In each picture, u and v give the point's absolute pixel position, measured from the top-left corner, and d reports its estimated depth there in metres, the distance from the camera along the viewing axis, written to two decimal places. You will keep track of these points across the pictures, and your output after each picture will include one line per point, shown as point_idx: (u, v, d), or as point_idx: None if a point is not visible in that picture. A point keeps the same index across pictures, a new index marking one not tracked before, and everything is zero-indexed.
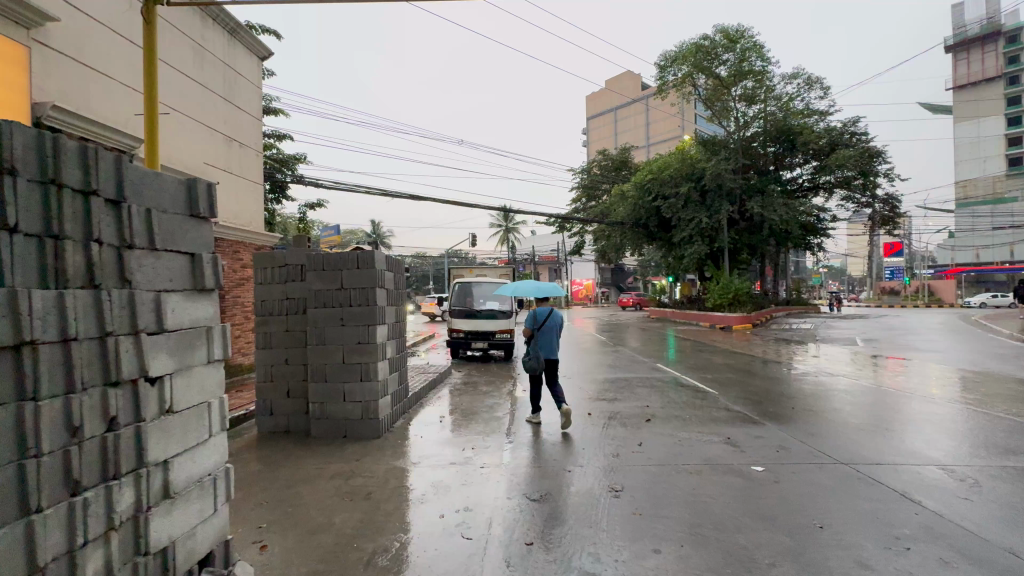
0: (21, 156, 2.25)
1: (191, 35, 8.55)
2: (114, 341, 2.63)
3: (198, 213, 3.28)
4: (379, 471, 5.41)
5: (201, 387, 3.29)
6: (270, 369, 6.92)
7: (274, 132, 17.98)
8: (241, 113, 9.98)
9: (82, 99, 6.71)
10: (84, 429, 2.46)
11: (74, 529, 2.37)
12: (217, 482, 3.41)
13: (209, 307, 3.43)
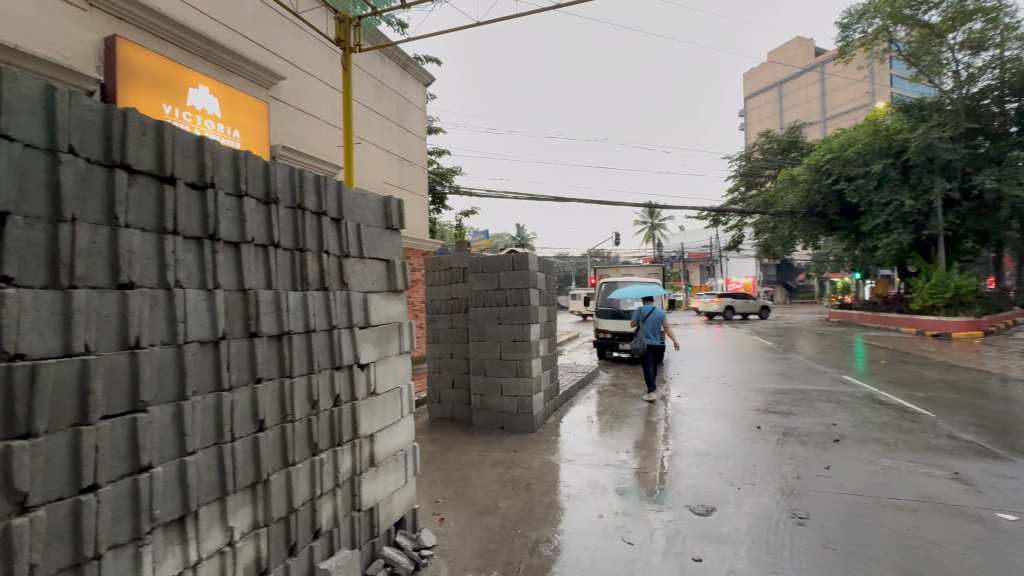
0: (281, 186, 2.89)
1: (373, 74, 10.01)
2: (337, 333, 3.22)
3: (392, 225, 3.85)
4: (535, 464, 5.65)
5: (396, 373, 3.85)
6: (438, 362, 7.73)
7: (435, 149, 20.07)
8: (410, 135, 11.35)
9: (301, 138, 8.37)
10: (320, 402, 3.07)
11: (314, 482, 2.97)
12: (407, 457, 3.95)
13: (401, 305, 3.99)
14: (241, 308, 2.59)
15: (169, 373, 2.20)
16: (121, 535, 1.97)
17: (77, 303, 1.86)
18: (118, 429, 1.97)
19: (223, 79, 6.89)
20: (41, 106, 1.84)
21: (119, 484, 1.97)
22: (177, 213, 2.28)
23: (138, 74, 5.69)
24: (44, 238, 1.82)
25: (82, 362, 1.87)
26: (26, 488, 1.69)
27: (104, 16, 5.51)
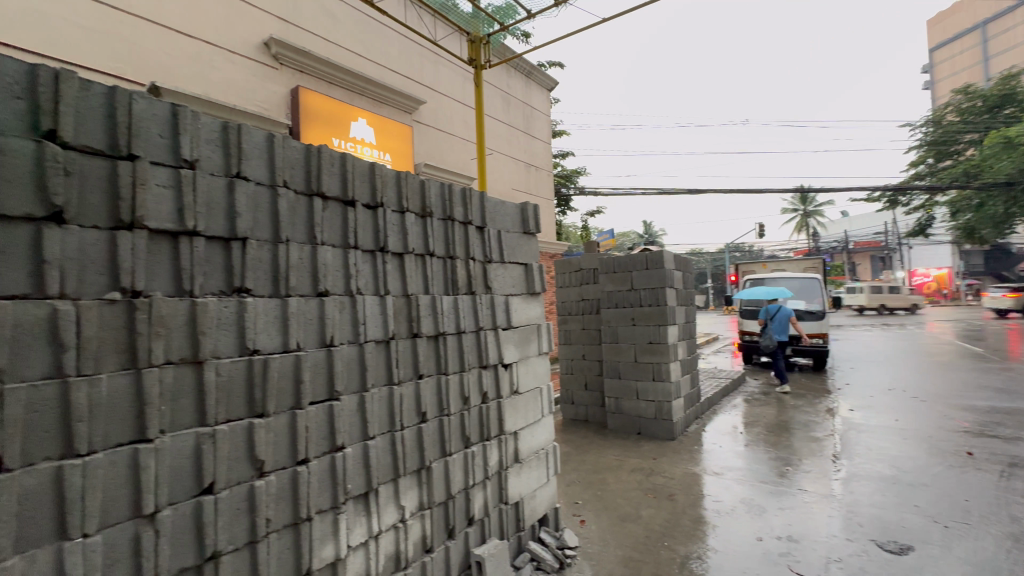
0: (436, 200, 3.17)
1: (501, 87, 10.48)
2: (484, 334, 3.43)
3: (529, 229, 3.98)
4: (677, 474, 5.33)
5: (536, 373, 3.97)
6: (570, 363, 7.76)
7: (559, 152, 20.26)
8: (537, 141, 11.61)
9: (440, 154, 9.12)
10: (471, 398, 3.29)
11: (467, 472, 3.19)
12: (548, 456, 4.03)
13: (539, 307, 4.10)
14: (405, 311, 2.90)
15: (354, 367, 2.56)
16: (324, 503, 2.35)
17: (290, 308, 2.27)
18: (320, 414, 2.36)
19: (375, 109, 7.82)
20: (265, 150, 2.28)
21: (323, 459, 2.35)
22: (356, 230, 2.64)
23: (315, 114, 6.76)
24: (268, 256, 2.24)
25: (295, 357, 2.27)
26: (263, 457, 2.11)
27: (291, 72, 6.66)
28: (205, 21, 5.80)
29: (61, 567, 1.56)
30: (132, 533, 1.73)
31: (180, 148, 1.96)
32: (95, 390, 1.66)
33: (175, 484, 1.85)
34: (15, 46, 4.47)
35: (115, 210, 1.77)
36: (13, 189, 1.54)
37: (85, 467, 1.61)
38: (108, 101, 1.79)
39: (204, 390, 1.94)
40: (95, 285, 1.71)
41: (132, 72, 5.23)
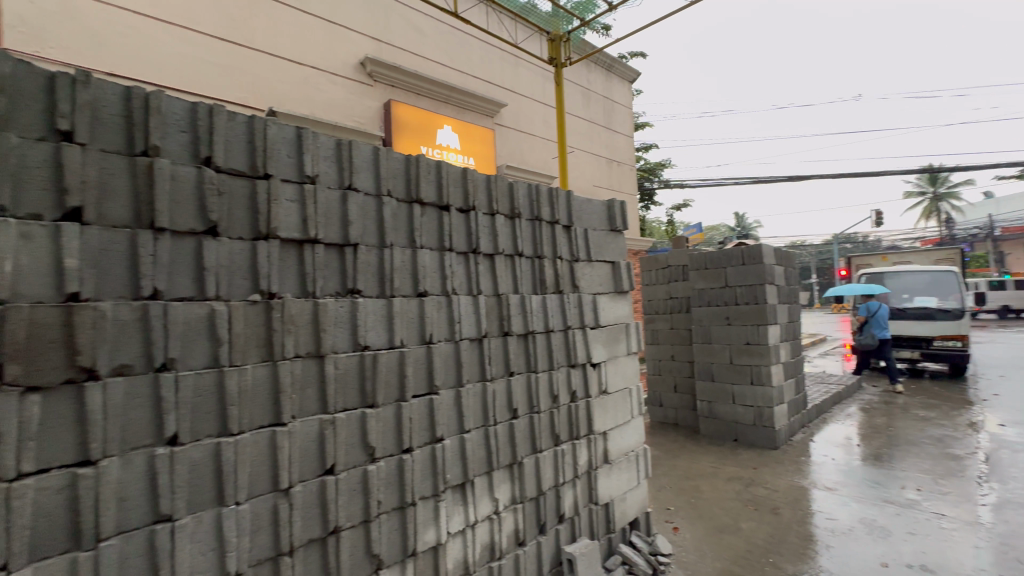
0: (523, 201, 3.23)
1: (581, 83, 10.37)
2: (572, 333, 3.43)
3: (617, 227, 3.91)
4: (782, 486, 4.92)
5: (625, 374, 3.89)
6: (658, 364, 7.48)
7: (642, 145, 19.55)
8: (619, 135, 11.30)
9: (521, 155, 9.23)
10: (560, 396, 3.31)
11: (557, 470, 3.22)
12: (639, 459, 3.94)
13: (627, 306, 4.01)
14: (497, 310, 2.98)
15: (451, 363, 2.70)
16: (426, 490, 2.51)
17: (395, 307, 2.45)
18: (422, 406, 2.52)
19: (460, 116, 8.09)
20: (372, 163, 2.47)
21: (424, 449, 2.51)
22: (452, 233, 2.77)
23: (407, 125, 7.13)
24: (375, 260, 2.43)
25: (400, 353, 2.44)
26: (374, 444, 2.31)
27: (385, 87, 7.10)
28: (310, 47, 6.26)
29: (220, 528, 1.83)
30: (271, 505, 1.98)
31: (303, 165, 2.19)
32: (242, 378, 1.92)
33: (304, 464, 2.09)
34: (166, 87, 5.12)
35: (254, 222, 2.03)
36: (181, 208, 1.83)
37: (236, 445, 1.88)
38: (249, 129, 2.06)
39: (325, 381, 2.17)
40: (240, 288, 1.98)
41: (253, 99, 5.75)
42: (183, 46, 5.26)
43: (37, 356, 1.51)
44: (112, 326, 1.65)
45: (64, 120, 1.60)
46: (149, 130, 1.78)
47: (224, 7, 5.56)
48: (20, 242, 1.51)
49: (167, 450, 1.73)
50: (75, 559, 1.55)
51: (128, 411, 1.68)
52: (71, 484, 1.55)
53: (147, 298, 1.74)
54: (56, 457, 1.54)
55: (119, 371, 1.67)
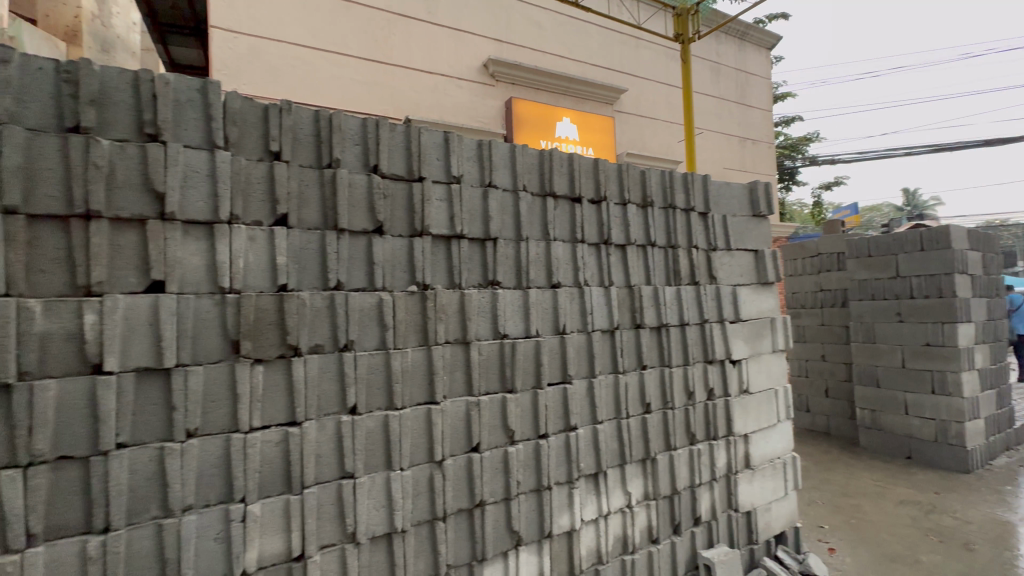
0: (656, 189, 3.10)
1: (709, 57, 9.55)
2: (709, 326, 3.23)
3: (760, 211, 3.55)
4: (977, 518, 4.07)
5: (769, 373, 3.55)
6: (805, 365, 6.65)
7: (783, 119, 17.40)
8: (755, 109, 10.17)
9: (642, 140, 8.55)
10: (696, 394, 3.14)
11: (693, 470, 3.07)
12: (786, 467, 3.57)
13: (773, 299, 3.64)
14: (629, 302, 2.92)
15: (584, 354, 2.72)
16: (561, 476, 2.58)
17: (531, 299, 2.54)
18: (556, 395, 2.59)
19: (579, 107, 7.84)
20: (509, 159, 2.56)
21: (559, 436, 2.58)
22: (584, 225, 2.77)
23: (527, 120, 7.12)
24: (513, 253, 2.54)
25: (536, 342, 2.54)
26: (514, 427, 2.44)
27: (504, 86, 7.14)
28: (439, 55, 6.62)
29: (389, 489, 2.10)
30: (427, 474, 2.21)
31: (450, 167, 2.36)
32: (404, 360, 2.17)
33: (454, 441, 2.29)
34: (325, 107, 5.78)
35: (411, 221, 2.26)
36: (356, 211, 2.12)
37: (401, 418, 2.14)
38: (407, 137, 2.27)
39: (471, 365, 2.35)
40: (400, 280, 2.22)
41: (393, 110, 6.26)
42: (337, 69, 5.88)
43: (260, 335, 1.89)
44: (310, 311, 1.99)
45: (275, 143, 1.96)
46: (331, 146, 2.08)
47: (368, 29, 6.12)
48: (248, 243, 1.89)
49: (349, 418, 2.04)
50: (288, 500, 1.91)
51: (321, 383, 2.00)
52: (283, 439, 1.91)
53: (332, 288, 2.05)
54: (274, 416, 1.91)
55: (315, 349, 2.00)
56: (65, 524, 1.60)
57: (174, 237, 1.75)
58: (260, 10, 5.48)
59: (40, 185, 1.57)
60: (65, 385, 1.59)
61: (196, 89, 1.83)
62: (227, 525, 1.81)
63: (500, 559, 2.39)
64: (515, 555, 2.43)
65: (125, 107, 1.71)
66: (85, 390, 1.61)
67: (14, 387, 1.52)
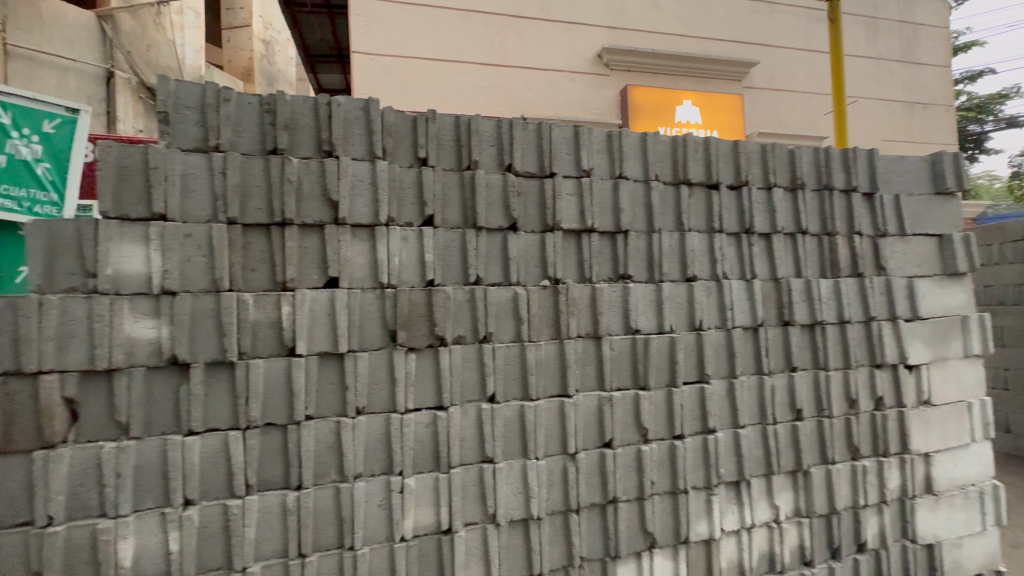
0: (808, 168, 2.76)
1: (864, 12, 8.18)
2: (878, 325, 2.79)
3: (947, 188, 2.97)
4: None
5: (959, 382, 2.95)
6: (1005, 375, 5.44)
7: (967, 75, 14.28)
8: (926, 67, 8.49)
9: (773, 118, 7.41)
10: (860, 402, 2.73)
11: (857, 489, 2.68)
12: (984, 498, 2.94)
13: (963, 293, 3.02)
14: (775, 296, 2.65)
15: (722, 352, 2.53)
16: (698, 480, 2.43)
17: (665, 293, 2.43)
18: (692, 395, 2.45)
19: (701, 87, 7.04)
20: (639, 148, 2.47)
21: (696, 438, 2.44)
22: (722, 213, 2.57)
23: (645, 108, 6.49)
24: (645, 246, 2.45)
25: (670, 339, 2.43)
26: (647, 426, 2.36)
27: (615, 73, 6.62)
28: (553, 51, 6.35)
29: (525, 476, 2.19)
30: (561, 465, 2.24)
31: (580, 161, 2.36)
32: (538, 353, 2.23)
33: (587, 435, 2.29)
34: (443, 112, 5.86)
35: (543, 217, 2.30)
36: (493, 209, 2.23)
37: (535, 409, 2.20)
38: (538, 135, 2.31)
39: (603, 360, 2.32)
40: (533, 275, 2.28)
41: (508, 112, 6.17)
42: (455, 75, 5.94)
43: (413, 326, 2.08)
44: (454, 304, 2.14)
45: (422, 150, 2.13)
46: (470, 149, 2.20)
47: (485, 35, 6.11)
48: (401, 243, 2.09)
49: (489, 406, 2.15)
50: (437, 476, 2.08)
51: (464, 371, 2.15)
52: (433, 422, 2.09)
53: (472, 283, 2.18)
54: (424, 400, 2.10)
55: (457, 340, 2.14)
56: (271, 479, 1.93)
57: (345, 239, 2.01)
58: (386, 30, 5.71)
59: (251, 199, 1.91)
60: (270, 364, 1.92)
61: (359, 107, 2.06)
62: (388, 494, 2.04)
63: (634, 559, 2.34)
64: (650, 557, 2.36)
65: (307, 128, 1.99)
66: (283, 369, 1.93)
67: (236, 364, 1.88)
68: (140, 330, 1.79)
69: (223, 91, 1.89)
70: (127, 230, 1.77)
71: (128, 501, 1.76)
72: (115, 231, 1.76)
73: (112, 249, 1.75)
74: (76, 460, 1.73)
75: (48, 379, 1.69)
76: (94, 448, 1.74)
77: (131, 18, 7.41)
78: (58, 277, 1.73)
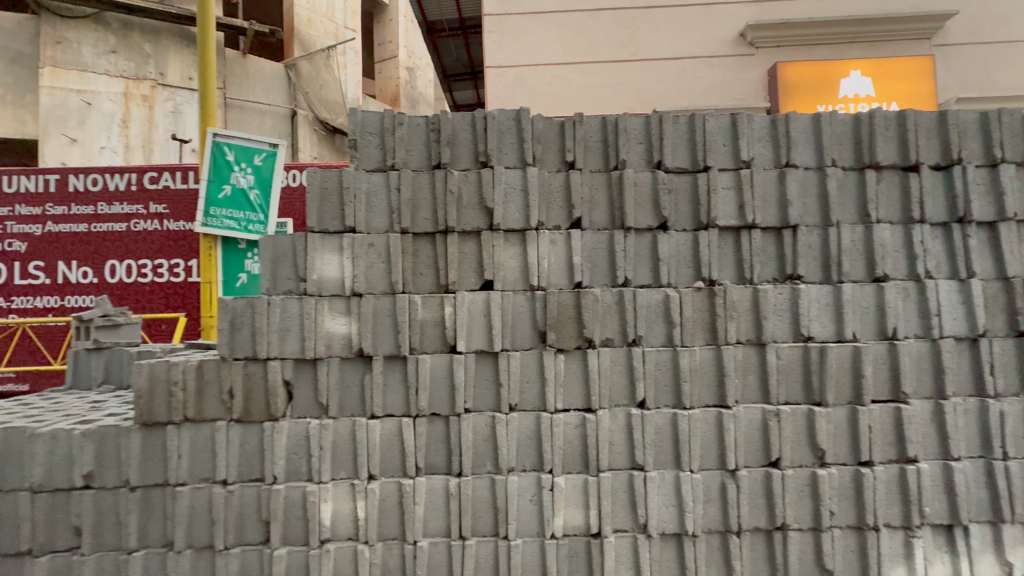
0: None
1: None
2: None
3: None
4: None
5: None
6: None
7: None
8: None
9: (988, 77, 5.16)
10: None
11: None
12: None
13: None
14: (1003, 300, 2.13)
15: (926, 366, 2.11)
16: (894, 518, 2.06)
17: (846, 296, 2.10)
18: (884, 415, 2.08)
19: (893, 54, 5.13)
20: (812, 132, 2.18)
21: (891, 468, 2.07)
22: (923, 199, 2.14)
23: (801, 86, 4.99)
24: (819, 241, 2.15)
25: (853, 348, 2.09)
26: (825, 447, 2.07)
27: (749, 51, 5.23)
28: (686, 36, 5.29)
29: (678, 488, 2.07)
30: (719, 481, 2.08)
31: (739, 151, 2.16)
32: (692, 358, 2.10)
33: (749, 451, 2.09)
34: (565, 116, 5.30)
35: (696, 214, 2.16)
36: (642, 208, 2.16)
37: (690, 418, 2.07)
38: (689, 127, 2.18)
39: (767, 370, 2.10)
40: (686, 276, 2.16)
41: (640, 107, 5.28)
42: (579, 76, 5.34)
43: (562, 327, 2.11)
44: (602, 307, 2.12)
45: (571, 153, 2.15)
46: (618, 148, 2.17)
47: (613, 30, 5.35)
48: (550, 246, 2.14)
49: (639, 412, 2.09)
50: (586, 479, 2.09)
51: (612, 374, 2.11)
52: (582, 423, 2.10)
53: (620, 285, 2.14)
54: (573, 401, 2.11)
55: (606, 342, 2.12)
56: (435, 465, 2.12)
57: (499, 243, 2.12)
58: (501, 44, 5.39)
59: (420, 211, 2.13)
60: (435, 360, 2.11)
61: (512, 118, 2.17)
62: (539, 490, 2.10)
63: None
64: None
65: (466, 143, 2.16)
66: (446, 365, 2.11)
67: (408, 358, 2.10)
68: (335, 327, 2.11)
69: (398, 116, 2.14)
70: (326, 241, 2.10)
71: (327, 470, 2.09)
72: (318, 242, 2.10)
73: (315, 258, 2.10)
74: (292, 432, 2.10)
75: (274, 363, 2.09)
76: (304, 424, 2.10)
77: (310, 64, 8.86)
78: (280, 281, 2.13)
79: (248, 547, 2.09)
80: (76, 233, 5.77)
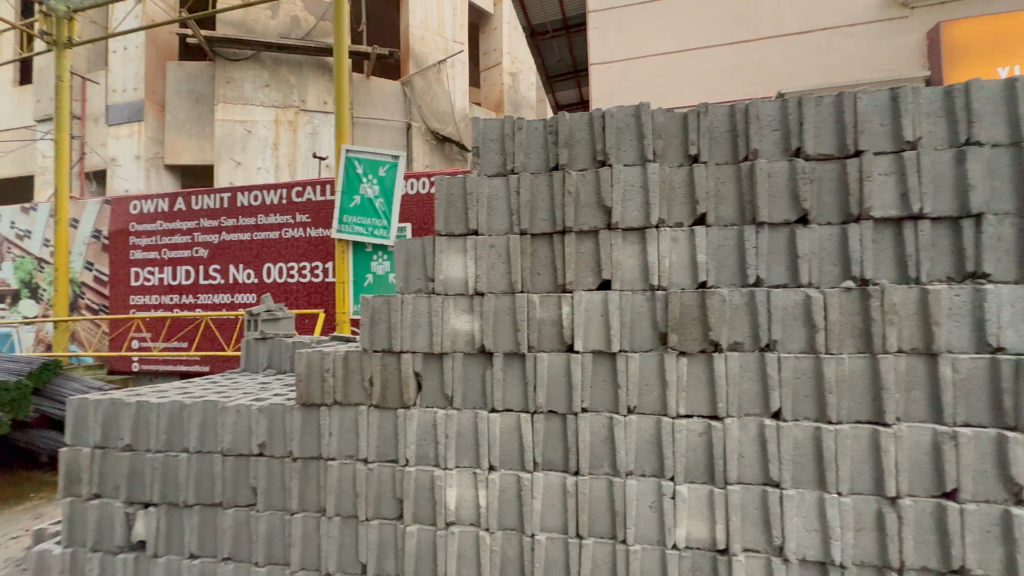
0: None
1: None
2: None
3: None
4: None
5: None
6: None
7: None
8: None
9: None
10: None
11: None
12: None
13: None
14: None
15: None
16: None
17: None
18: None
19: None
20: (1002, 101, 1.81)
21: None
22: None
23: (969, 49, 4.09)
24: (1014, 232, 1.78)
25: None
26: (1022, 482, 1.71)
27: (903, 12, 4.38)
28: (820, 5, 4.65)
29: (823, 511, 1.86)
30: (875, 508, 1.83)
31: (902, 131, 1.87)
32: (840, 367, 1.87)
33: (916, 477, 1.81)
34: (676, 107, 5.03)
35: (845, 205, 1.92)
36: (777, 201, 1.97)
37: (837, 434, 1.85)
38: (836, 108, 1.95)
39: (940, 384, 1.79)
40: (830, 275, 1.93)
41: (763, 90, 4.77)
42: (692, 63, 5.02)
43: (684, 329, 2.01)
44: (730, 308, 1.98)
45: (694, 146, 2.05)
46: (748, 137, 2.01)
47: (731, 10, 4.93)
48: (671, 244, 2.05)
49: (774, 423, 1.91)
50: (712, 490, 1.97)
51: (742, 381, 1.97)
52: (707, 431, 1.98)
53: (752, 285, 1.99)
54: (697, 407, 2.01)
55: (734, 347, 1.98)
56: (552, 461, 2.16)
57: (617, 242, 2.09)
58: (606, 39, 5.31)
59: (537, 212, 2.18)
60: (553, 358, 2.14)
61: (630, 114, 2.12)
62: (659, 497, 2.03)
63: None
64: None
65: (583, 143, 2.16)
66: (563, 363, 2.14)
67: (526, 355, 2.17)
68: (459, 324, 2.25)
69: (518, 122, 2.21)
70: (452, 243, 2.25)
71: (452, 457, 2.23)
72: (445, 244, 2.26)
73: (442, 260, 2.26)
74: (421, 419, 2.29)
75: (406, 356, 2.29)
76: (432, 413, 2.28)
77: (423, 80, 9.53)
78: (411, 281, 2.33)
79: (385, 521, 2.32)
80: (243, 241, 6.88)
